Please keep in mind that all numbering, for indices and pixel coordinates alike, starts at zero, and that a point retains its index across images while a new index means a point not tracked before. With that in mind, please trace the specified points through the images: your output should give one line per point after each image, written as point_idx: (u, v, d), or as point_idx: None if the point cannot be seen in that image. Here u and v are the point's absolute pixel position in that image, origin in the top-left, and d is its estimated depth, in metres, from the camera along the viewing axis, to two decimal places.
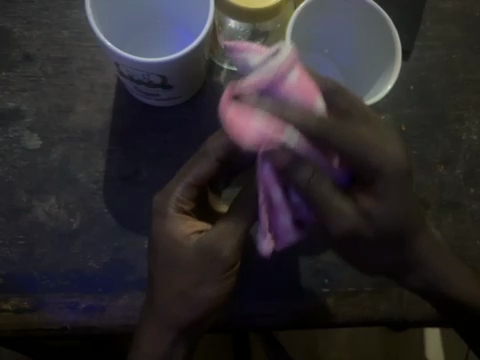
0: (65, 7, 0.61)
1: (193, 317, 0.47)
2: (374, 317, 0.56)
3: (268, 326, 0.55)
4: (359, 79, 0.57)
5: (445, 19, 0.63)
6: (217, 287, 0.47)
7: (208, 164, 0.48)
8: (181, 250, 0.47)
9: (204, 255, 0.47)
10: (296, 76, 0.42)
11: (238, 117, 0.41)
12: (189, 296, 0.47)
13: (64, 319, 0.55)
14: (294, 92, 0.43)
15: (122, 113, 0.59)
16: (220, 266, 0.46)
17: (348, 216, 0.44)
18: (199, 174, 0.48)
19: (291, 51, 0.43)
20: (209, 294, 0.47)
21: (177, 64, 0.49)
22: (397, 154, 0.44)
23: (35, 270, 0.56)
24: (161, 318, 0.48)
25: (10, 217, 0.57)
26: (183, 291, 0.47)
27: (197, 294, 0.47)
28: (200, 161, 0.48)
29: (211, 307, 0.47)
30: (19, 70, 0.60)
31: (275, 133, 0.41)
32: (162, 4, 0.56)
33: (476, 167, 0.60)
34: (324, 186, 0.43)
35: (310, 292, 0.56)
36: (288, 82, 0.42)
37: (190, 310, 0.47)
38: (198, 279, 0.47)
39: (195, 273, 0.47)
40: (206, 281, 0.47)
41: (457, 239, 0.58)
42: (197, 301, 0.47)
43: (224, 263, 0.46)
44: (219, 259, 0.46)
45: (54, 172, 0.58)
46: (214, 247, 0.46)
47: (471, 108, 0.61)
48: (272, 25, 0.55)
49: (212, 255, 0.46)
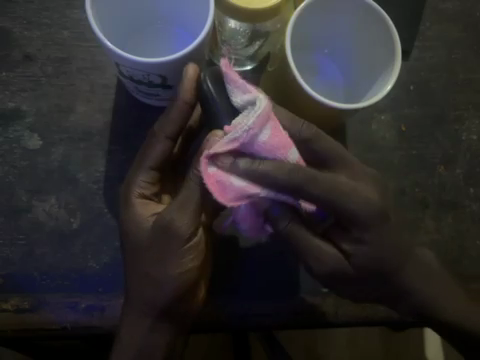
0: (65, 7, 0.61)
1: (167, 299, 0.49)
2: (374, 316, 0.56)
3: (268, 326, 0.55)
4: (359, 79, 0.57)
5: (445, 19, 0.63)
6: (184, 262, 0.48)
7: (162, 144, 0.50)
8: (142, 232, 0.49)
9: (163, 231, 0.48)
10: (268, 134, 0.43)
11: (216, 179, 0.43)
12: (156, 278, 0.49)
13: (64, 319, 0.55)
14: (268, 150, 0.44)
15: (122, 113, 0.59)
16: (180, 240, 0.47)
17: (332, 254, 0.48)
18: (156, 154, 0.50)
19: (267, 102, 0.42)
20: (173, 273, 0.48)
21: (177, 64, 0.49)
22: (373, 197, 0.47)
23: (35, 270, 0.56)
24: (139, 308, 0.50)
25: (10, 217, 0.57)
26: (151, 274, 0.49)
27: (164, 273, 0.48)
28: (153, 143, 0.50)
29: (180, 284, 0.49)
30: (19, 70, 0.60)
31: (251, 188, 0.44)
32: (163, 4, 0.56)
33: (477, 167, 0.60)
34: (304, 233, 0.48)
35: (309, 292, 0.56)
36: (259, 140, 0.43)
37: (162, 292, 0.49)
38: (162, 257, 0.48)
39: (159, 253, 0.48)
40: (171, 259, 0.48)
41: (456, 239, 0.58)
42: (165, 283, 0.49)
43: (184, 236, 0.47)
44: (175, 233, 0.47)
45: (54, 172, 0.58)
46: (169, 226, 0.47)
47: (471, 108, 0.61)
48: (272, 26, 0.54)
49: (168, 227, 0.47)
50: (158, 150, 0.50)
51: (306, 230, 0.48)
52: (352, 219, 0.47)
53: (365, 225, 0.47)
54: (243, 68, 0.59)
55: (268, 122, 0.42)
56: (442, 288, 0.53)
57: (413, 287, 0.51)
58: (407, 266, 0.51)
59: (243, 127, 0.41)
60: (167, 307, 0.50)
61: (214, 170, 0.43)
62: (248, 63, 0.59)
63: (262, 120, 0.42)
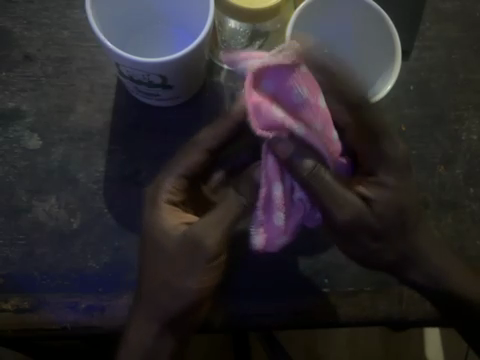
0: (65, 7, 0.61)
1: (177, 309, 0.48)
2: (374, 317, 0.56)
3: (267, 326, 0.55)
4: None
5: (445, 19, 0.63)
6: (200, 279, 0.47)
7: (198, 154, 0.49)
8: (168, 238, 0.49)
9: (189, 244, 0.47)
10: (305, 68, 0.44)
11: (259, 106, 0.43)
12: (174, 285, 0.48)
13: (64, 319, 0.55)
14: (297, 94, 0.44)
15: (122, 113, 0.59)
16: (203, 258, 0.47)
17: (357, 206, 0.47)
18: (194, 161, 0.49)
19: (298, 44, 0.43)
20: (193, 286, 0.47)
21: (178, 64, 0.49)
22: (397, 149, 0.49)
23: (35, 270, 0.56)
24: (148, 312, 0.49)
25: (10, 217, 0.57)
26: (168, 280, 0.48)
27: (181, 282, 0.48)
28: (191, 151, 0.49)
29: (195, 298, 0.48)
30: (19, 70, 0.60)
31: (285, 124, 0.44)
32: (163, 4, 0.56)
33: (477, 167, 0.60)
34: (327, 178, 0.46)
35: (309, 292, 0.56)
36: (299, 72, 0.44)
37: (174, 301, 0.48)
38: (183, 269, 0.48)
39: (181, 264, 0.48)
40: (191, 272, 0.47)
41: (457, 239, 0.58)
42: (182, 293, 0.48)
43: (207, 256, 0.47)
44: (201, 251, 0.47)
45: (54, 172, 0.58)
46: (197, 237, 0.47)
47: (471, 108, 0.61)
48: (271, 26, 0.55)
49: (196, 244, 0.47)
50: (192, 160, 0.49)
51: (331, 177, 0.46)
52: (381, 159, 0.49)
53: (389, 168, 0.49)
54: None
55: (299, 67, 0.43)
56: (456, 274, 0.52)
57: (433, 267, 0.52)
58: (422, 239, 0.51)
59: (274, 62, 0.43)
60: (176, 317, 0.49)
61: (256, 96, 0.43)
62: None
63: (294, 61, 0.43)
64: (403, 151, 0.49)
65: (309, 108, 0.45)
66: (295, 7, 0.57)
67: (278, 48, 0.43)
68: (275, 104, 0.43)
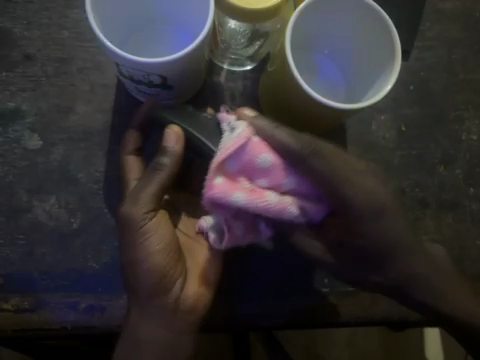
0: (65, 7, 0.61)
1: (149, 285, 0.49)
2: (374, 316, 0.56)
3: (268, 326, 0.56)
4: (359, 79, 0.57)
5: (445, 20, 0.63)
6: (153, 242, 0.49)
7: (128, 158, 0.55)
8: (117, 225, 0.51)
9: (122, 224, 0.49)
10: (269, 157, 0.45)
11: (219, 200, 0.46)
12: (133, 267, 0.49)
13: (64, 319, 0.55)
14: (261, 165, 0.45)
15: (123, 113, 0.59)
16: (138, 225, 0.49)
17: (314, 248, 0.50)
18: (132, 167, 0.55)
19: (247, 125, 0.45)
20: (145, 255, 0.49)
21: (177, 64, 0.49)
22: (369, 185, 0.48)
23: (35, 270, 0.56)
24: (138, 304, 0.50)
25: (10, 217, 0.57)
26: (126, 263, 0.50)
27: (135, 258, 0.49)
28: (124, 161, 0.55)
29: (155, 264, 0.49)
30: (19, 70, 0.60)
31: (247, 204, 0.45)
32: (163, 5, 0.56)
33: (476, 167, 0.60)
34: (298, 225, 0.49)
35: (310, 292, 0.56)
36: (257, 153, 0.45)
37: (142, 279, 0.49)
38: (130, 244, 0.49)
39: (128, 244, 0.50)
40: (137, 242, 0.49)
41: (456, 239, 0.59)
42: (144, 269, 0.49)
43: (140, 218, 0.49)
44: (132, 220, 0.49)
45: (55, 171, 0.58)
46: (124, 216, 0.49)
47: (471, 108, 0.61)
48: (272, 26, 0.54)
49: (125, 220, 0.49)
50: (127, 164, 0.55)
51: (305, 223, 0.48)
52: (351, 203, 0.48)
53: (360, 207, 0.48)
54: (243, 67, 0.60)
55: (259, 156, 0.45)
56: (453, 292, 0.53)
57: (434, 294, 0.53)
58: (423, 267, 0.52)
59: (232, 147, 0.44)
60: (150, 295, 0.49)
61: (219, 181, 0.45)
62: (248, 63, 0.59)
63: (246, 170, 0.46)
64: (377, 182, 0.49)
65: (282, 173, 0.46)
66: (295, 7, 0.57)
67: (232, 127, 0.46)
68: (233, 195, 0.45)
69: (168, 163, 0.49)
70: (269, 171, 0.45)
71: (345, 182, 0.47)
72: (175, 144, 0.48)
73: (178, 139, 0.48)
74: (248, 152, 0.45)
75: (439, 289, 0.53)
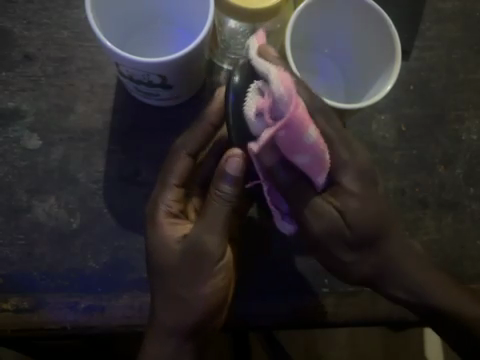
0: (65, 7, 0.61)
1: (196, 320, 0.50)
2: (374, 316, 0.56)
3: (268, 326, 0.56)
4: (360, 79, 0.57)
5: (445, 19, 0.63)
6: (215, 280, 0.50)
7: (182, 160, 0.53)
8: (168, 257, 0.50)
9: (195, 252, 0.49)
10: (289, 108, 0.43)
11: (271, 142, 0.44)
12: (189, 297, 0.49)
13: (64, 319, 0.55)
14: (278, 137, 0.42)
15: (123, 113, 0.59)
16: (211, 258, 0.49)
17: (327, 219, 0.48)
18: (180, 171, 0.53)
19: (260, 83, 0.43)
20: (206, 291, 0.49)
21: (178, 64, 0.49)
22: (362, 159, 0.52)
23: (35, 270, 0.56)
24: (163, 332, 0.50)
25: (9, 217, 0.57)
26: (181, 295, 0.49)
27: (193, 298, 0.49)
28: (174, 160, 0.53)
29: (211, 303, 0.50)
30: (19, 70, 0.60)
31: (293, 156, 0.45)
32: (163, 4, 0.56)
33: (477, 167, 0.60)
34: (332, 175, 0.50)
35: (309, 292, 0.56)
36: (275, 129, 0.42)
37: (192, 311, 0.49)
38: (191, 279, 0.49)
39: (188, 276, 0.49)
40: (203, 277, 0.49)
41: (456, 239, 0.59)
42: (198, 307, 0.49)
43: (217, 254, 0.49)
44: (209, 253, 0.49)
45: (54, 172, 0.58)
46: (206, 246, 0.49)
47: (471, 108, 0.61)
48: (271, 26, 0.53)
49: (201, 250, 0.49)
50: (179, 166, 0.53)
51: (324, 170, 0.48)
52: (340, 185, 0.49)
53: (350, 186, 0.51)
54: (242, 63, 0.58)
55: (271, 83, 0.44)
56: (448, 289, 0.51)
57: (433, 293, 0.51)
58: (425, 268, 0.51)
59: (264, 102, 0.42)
60: (196, 328, 0.50)
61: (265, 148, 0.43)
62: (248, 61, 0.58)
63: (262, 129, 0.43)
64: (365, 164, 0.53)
65: (308, 114, 0.43)
66: (295, 7, 0.56)
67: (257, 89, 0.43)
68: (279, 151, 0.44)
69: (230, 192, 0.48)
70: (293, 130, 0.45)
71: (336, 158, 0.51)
72: (237, 169, 0.47)
73: (242, 164, 0.47)
74: (294, 115, 0.41)
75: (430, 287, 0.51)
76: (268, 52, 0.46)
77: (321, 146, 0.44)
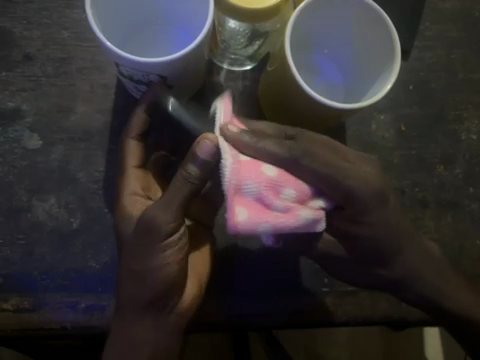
0: (65, 7, 0.61)
1: (150, 295, 0.47)
2: (373, 316, 0.56)
3: (268, 325, 0.56)
4: (359, 80, 0.57)
5: (445, 19, 0.63)
6: (169, 256, 0.47)
7: (130, 145, 0.53)
8: (130, 223, 0.51)
9: (144, 225, 0.46)
10: (253, 192, 0.44)
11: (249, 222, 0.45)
12: (143, 269, 0.47)
13: (64, 319, 0.55)
14: (255, 219, 0.44)
15: (123, 113, 0.59)
16: (162, 228, 0.46)
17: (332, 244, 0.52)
18: (131, 154, 0.53)
19: (229, 168, 0.43)
20: (161, 262, 0.46)
21: (177, 64, 0.49)
22: (372, 175, 0.49)
23: (35, 270, 0.56)
24: (125, 310, 0.49)
25: (9, 217, 0.57)
26: (136, 269, 0.47)
27: (147, 270, 0.46)
28: (123, 148, 0.54)
29: (164, 277, 0.47)
30: (19, 70, 0.60)
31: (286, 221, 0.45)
32: (163, 4, 0.56)
33: (476, 167, 0.60)
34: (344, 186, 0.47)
35: (310, 291, 0.56)
36: (242, 215, 0.43)
37: (148, 284, 0.47)
38: (146, 253, 0.47)
39: (141, 250, 0.47)
40: (155, 249, 0.46)
41: (456, 239, 0.59)
42: (152, 280, 0.46)
43: (166, 227, 0.46)
44: (157, 227, 0.46)
45: (55, 172, 0.58)
46: (154, 220, 0.46)
47: (470, 108, 0.61)
48: (271, 26, 0.53)
49: (150, 224, 0.46)
50: (127, 151, 0.54)
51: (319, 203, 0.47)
52: (349, 199, 0.48)
53: (358, 202, 0.48)
54: (243, 68, 0.59)
55: (240, 168, 0.44)
56: (449, 288, 0.55)
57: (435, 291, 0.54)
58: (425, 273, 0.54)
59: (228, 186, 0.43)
60: (153, 301, 0.47)
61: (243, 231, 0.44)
62: (248, 63, 0.59)
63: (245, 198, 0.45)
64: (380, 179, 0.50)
65: (262, 206, 0.44)
66: (295, 7, 0.56)
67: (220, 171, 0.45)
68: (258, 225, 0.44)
69: (195, 175, 0.45)
70: (270, 196, 0.44)
71: (344, 174, 0.47)
72: (209, 153, 0.44)
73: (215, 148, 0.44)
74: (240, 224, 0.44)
75: (435, 283, 0.54)
76: (226, 129, 0.46)
77: (292, 224, 0.45)
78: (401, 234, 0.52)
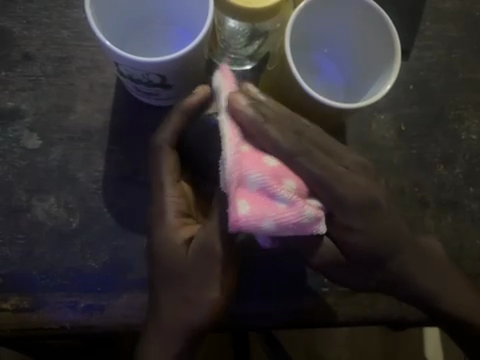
0: (65, 7, 0.61)
1: (201, 322, 0.49)
2: (374, 316, 0.57)
3: (267, 326, 0.56)
4: (359, 79, 0.57)
5: (445, 19, 0.63)
6: (219, 286, 0.49)
7: (169, 156, 0.52)
8: (177, 252, 0.50)
9: (206, 252, 0.48)
10: (255, 181, 0.43)
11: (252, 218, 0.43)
12: (196, 296, 0.49)
13: (63, 319, 0.56)
14: (257, 212, 0.42)
15: (122, 112, 0.59)
16: (218, 258, 0.48)
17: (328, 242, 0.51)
18: (170, 165, 0.52)
19: (231, 157, 0.43)
20: (215, 294, 0.49)
21: (177, 64, 0.49)
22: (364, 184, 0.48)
23: (35, 270, 0.56)
24: (167, 336, 0.49)
25: (9, 217, 0.57)
26: (189, 296, 0.49)
27: (200, 297, 0.49)
28: (162, 158, 0.52)
29: (216, 307, 0.49)
30: (19, 70, 0.60)
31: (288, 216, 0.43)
32: (163, 4, 0.56)
33: (476, 167, 0.60)
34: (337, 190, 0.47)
35: (310, 291, 0.56)
36: (242, 208, 0.42)
37: (199, 311, 0.49)
38: (202, 282, 0.49)
39: (199, 278, 0.49)
40: (213, 277, 0.48)
41: (456, 239, 0.59)
42: (203, 307, 0.49)
43: (222, 255, 0.48)
44: (216, 255, 0.48)
45: (54, 171, 0.58)
46: (214, 248, 0.48)
47: (470, 108, 0.61)
48: (271, 25, 0.53)
49: (210, 252, 0.48)
50: (167, 161, 0.52)
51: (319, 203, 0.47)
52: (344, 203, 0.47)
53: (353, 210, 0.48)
54: (242, 67, 0.59)
55: (242, 157, 0.43)
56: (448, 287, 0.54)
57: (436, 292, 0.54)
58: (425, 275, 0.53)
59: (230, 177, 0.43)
60: (199, 331, 0.49)
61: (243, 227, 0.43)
62: (248, 63, 0.58)
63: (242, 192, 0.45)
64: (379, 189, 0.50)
65: (267, 198, 0.43)
66: (295, 6, 0.56)
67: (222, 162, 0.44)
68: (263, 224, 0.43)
69: None
70: (272, 189, 0.43)
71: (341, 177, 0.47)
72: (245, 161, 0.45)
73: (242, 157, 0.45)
74: (241, 218, 0.42)
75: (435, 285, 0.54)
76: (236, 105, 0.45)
77: (294, 217, 0.44)
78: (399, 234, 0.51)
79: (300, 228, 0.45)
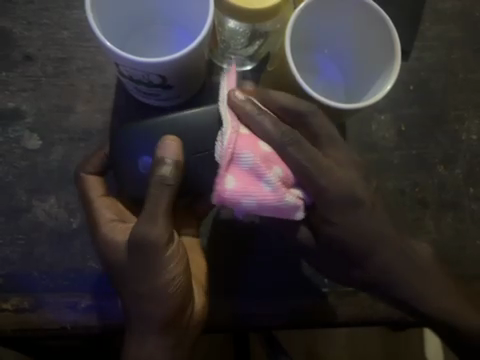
0: (65, 7, 0.61)
1: (163, 310, 0.49)
2: (373, 316, 0.56)
3: (268, 326, 0.56)
4: (360, 80, 0.57)
5: (445, 19, 0.62)
6: (169, 268, 0.48)
7: (91, 177, 0.55)
8: (118, 254, 0.50)
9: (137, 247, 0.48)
10: (247, 161, 0.44)
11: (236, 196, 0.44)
12: (151, 286, 0.48)
13: (64, 319, 0.55)
14: (241, 192, 0.44)
15: (123, 112, 0.59)
16: (158, 246, 0.47)
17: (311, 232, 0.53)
18: (94, 185, 0.55)
19: (229, 136, 0.45)
20: (166, 276, 0.48)
21: (177, 64, 0.49)
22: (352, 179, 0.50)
23: (35, 270, 0.56)
24: (141, 326, 0.50)
25: (9, 217, 0.57)
26: (143, 289, 0.49)
27: (155, 283, 0.48)
28: (86, 185, 0.55)
29: (173, 290, 0.48)
30: (19, 71, 0.60)
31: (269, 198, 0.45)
32: (162, 4, 0.56)
33: (476, 167, 0.60)
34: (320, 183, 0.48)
35: (310, 291, 0.56)
36: (228, 185, 0.44)
37: (158, 300, 0.48)
38: (149, 271, 0.48)
39: (141, 267, 0.48)
40: (157, 261, 0.48)
41: (456, 239, 0.59)
42: (160, 296, 0.48)
43: (158, 238, 0.47)
44: (152, 242, 0.47)
45: (54, 171, 0.58)
46: (146, 238, 0.47)
47: (471, 108, 0.61)
48: (271, 26, 0.53)
49: (144, 242, 0.47)
50: (90, 186, 0.55)
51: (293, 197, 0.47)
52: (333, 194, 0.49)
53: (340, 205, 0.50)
54: (243, 68, 0.59)
55: (239, 137, 0.46)
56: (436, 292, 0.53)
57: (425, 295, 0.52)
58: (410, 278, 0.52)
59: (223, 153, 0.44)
60: (169, 320, 0.49)
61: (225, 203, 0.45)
62: (248, 63, 0.59)
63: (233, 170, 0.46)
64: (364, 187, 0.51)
65: (255, 178, 0.45)
66: (295, 7, 0.56)
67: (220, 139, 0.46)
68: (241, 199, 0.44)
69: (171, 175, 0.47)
70: (260, 171, 0.45)
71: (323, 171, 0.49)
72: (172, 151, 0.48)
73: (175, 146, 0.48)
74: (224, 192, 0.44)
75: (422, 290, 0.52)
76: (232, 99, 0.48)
77: (276, 201, 0.45)
78: (381, 232, 0.51)
79: (281, 211, 0.46)
